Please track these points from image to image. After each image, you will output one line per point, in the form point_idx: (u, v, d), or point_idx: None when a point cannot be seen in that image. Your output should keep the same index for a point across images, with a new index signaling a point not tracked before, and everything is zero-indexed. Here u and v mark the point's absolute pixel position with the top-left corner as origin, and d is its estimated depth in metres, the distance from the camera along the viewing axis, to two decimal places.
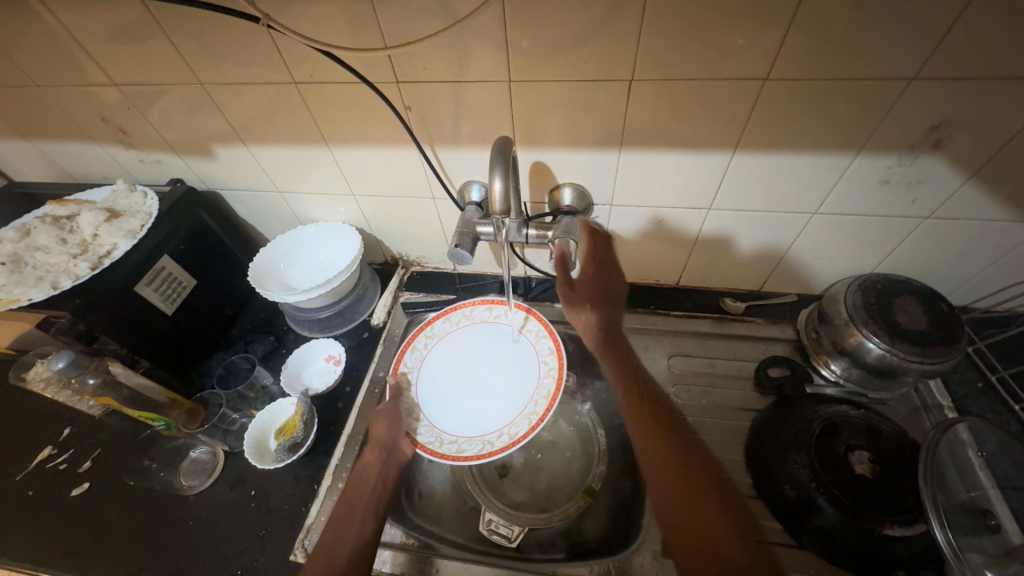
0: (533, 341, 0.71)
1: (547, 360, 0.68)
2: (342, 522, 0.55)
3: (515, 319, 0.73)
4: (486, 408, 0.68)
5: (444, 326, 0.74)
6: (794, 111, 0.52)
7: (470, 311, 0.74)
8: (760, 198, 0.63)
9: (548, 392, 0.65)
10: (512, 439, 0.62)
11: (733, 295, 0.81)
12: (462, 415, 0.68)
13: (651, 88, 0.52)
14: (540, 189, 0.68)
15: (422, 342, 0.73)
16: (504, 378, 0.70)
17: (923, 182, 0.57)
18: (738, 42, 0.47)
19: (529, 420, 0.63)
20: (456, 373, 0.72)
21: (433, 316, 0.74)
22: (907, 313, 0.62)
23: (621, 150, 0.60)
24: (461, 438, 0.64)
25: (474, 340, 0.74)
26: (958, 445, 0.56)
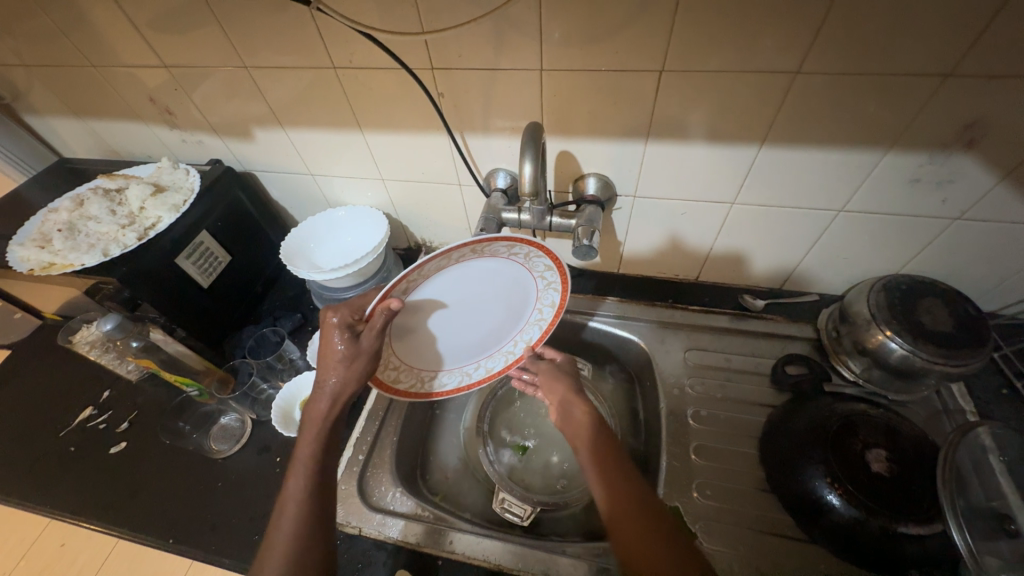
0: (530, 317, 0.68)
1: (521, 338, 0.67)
2: (296, 499, 0.49)
3: (544, 292, 0.67)
4: (452, 332, 0.70)
5: (500, 248, 0.65)
6: (824, 106, 0.52)
7: (530, 255, 0.66)
8: (786, 193, 0.63)
9: (490, 368, 0.67)
10: (437, 389, 0.66)
11: (753, 292, 0.81)
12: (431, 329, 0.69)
13: (680, 79, 0.53)
14: (564, 178, 0.69)
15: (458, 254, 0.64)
16: (487, 321, 0.70)
17: (955, 181, 0.56)
18: (769, 44, 0.48)
19: (459, 379, 0.66)
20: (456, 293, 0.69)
21: (498, 237, 0.61)
22: (932, 314, 0.61)
23: (647, 141, 0.61)
24: (402, 366, 0.66)
25: (498, 274, 0.69)
26: (980, 450, 0.56)
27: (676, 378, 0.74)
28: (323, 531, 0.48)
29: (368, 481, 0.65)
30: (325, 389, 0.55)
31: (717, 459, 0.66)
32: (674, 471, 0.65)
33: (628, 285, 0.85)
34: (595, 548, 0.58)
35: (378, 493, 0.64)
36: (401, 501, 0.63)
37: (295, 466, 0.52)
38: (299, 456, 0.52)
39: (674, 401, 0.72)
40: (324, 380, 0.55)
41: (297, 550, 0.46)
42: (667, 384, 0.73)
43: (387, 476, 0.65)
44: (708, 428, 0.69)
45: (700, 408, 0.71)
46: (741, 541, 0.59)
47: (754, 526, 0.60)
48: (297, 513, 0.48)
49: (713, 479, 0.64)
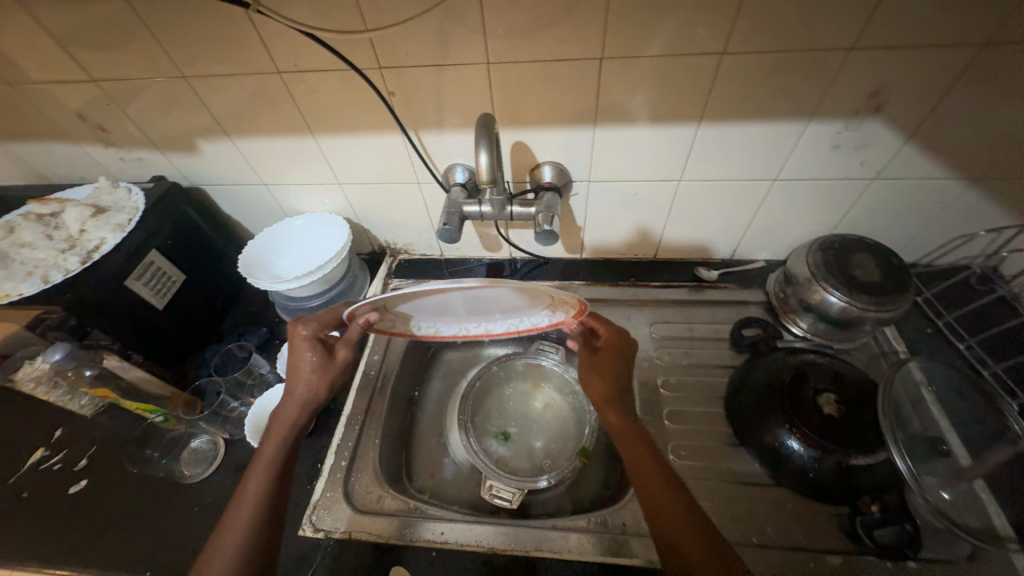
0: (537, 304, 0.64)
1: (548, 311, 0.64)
2: (251, 501, 0.51)
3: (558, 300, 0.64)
4: None
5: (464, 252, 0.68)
6: (751, 83, 0.57)
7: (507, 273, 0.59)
8: (726, 167, 0.68)
9: (536, 322, 0.68)
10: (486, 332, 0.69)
11: (707, 264, 0.86)
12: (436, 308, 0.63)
13: (620, 65, 0.56)
14: (520, 169, 0.71)
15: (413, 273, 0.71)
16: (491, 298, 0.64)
17: (869, 145, 0.62)
18: (704, 33, 0.52)
19: (505, 326, 0.69)
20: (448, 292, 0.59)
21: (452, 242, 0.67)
22: (862, 268, 0.68)
23: (595, 127, 0.64)
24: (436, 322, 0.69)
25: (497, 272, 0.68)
26: (914, 383, 0.63)
27: (644, 351, 0.77)
28: (267, 542, 0.50)
29: (353, 486, 0.64)
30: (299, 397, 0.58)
31: (688, 421, 0.70)
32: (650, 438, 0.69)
33: (592, 268, 0.88)
34: (593, 523, 0.60)
35: (364, 496, 0.63)
36: (388, 501, 0.63)
37: (257, 467, 0.54)
38: (264, 461, 0.54)
39: (644, 373, 0.75)
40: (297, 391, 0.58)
41: (237, 555, 0.48)
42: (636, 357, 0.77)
43: (371, 478, 0.65)
44: (678, 394, 0.73)
45: (669, 376, 0.74)
46: (716, 493, 0.63)
47: (727, 478, 0.64)
48: (249, 517, 0.50)
49: (686, 441, 0.68)
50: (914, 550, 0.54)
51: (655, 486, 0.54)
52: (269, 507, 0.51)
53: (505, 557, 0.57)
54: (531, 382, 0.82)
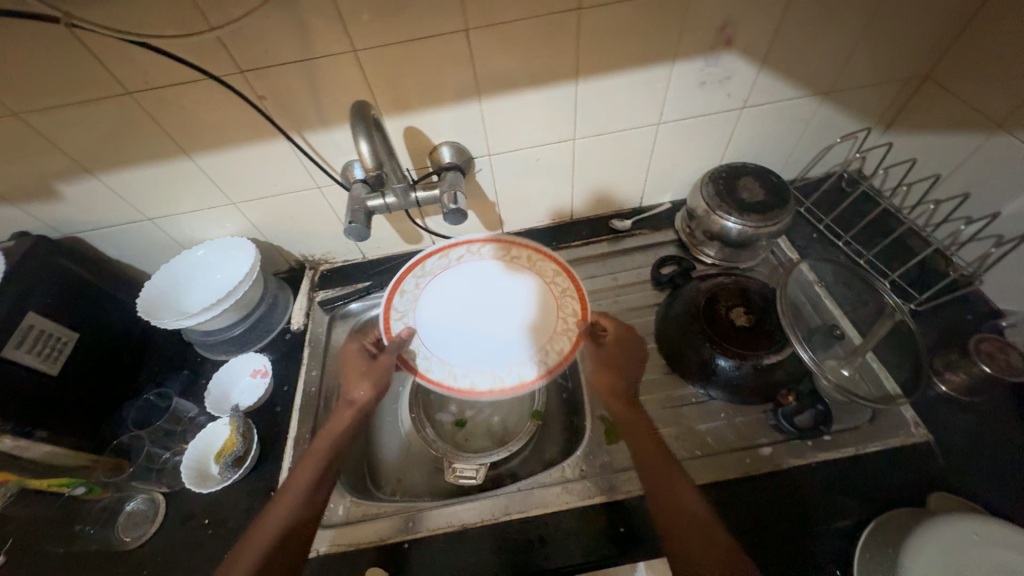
0: (513, 257, 0.79)
1: (526, 338, 0.73)
2: (305, 479, 0.59)
3: (564, 298, 0.75)
4: (475, 339, 0.74)
5: (437, 263, 0.78)
6: (612, 33, 0.59)
7: (509, 246, 0.79)
8: (612, 119, 0.71)
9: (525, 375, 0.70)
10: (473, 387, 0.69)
11: (620, 215, 0.90)
12: (432, 312, 0.75)
13: (487, 34, 0.57)
14: (418, 155, 0.70)
15: (410, 286, 0.76)
16: (494, 290, 0.77)
17: (730, 77, 0.68)
18: None
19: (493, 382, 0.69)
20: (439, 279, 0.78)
21: (426, 254, 0.78)
22: (748, 191, 0.74)
23: (481, 100, 0.64)
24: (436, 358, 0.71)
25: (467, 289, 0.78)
26: (805, 282, 0.73)
27: None
28: (309, 513, 0.57)
29: None
30: (348, 398, 0.67)
31: None
32: None
33: None
34: (561, 476, 0.62)
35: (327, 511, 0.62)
36: (353, 510, 0.62)
37: (314, 450, 0.62)
38: (322, 443, 0.63)
39: None
40: (357, 396, 0.68)
41: (287, 524, 0.55)
42: None
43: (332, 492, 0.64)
44: None
45: None
46: (661, 421, 0.67)
47: (668, 405, 0.69)
48: (300, 492, 0.58)
49: None
50: (827, 426, 0.61)
51: (653, 457, 0.59)
52: (321, 484, 0.60)
53: (482, 529, 0.58)
54: None
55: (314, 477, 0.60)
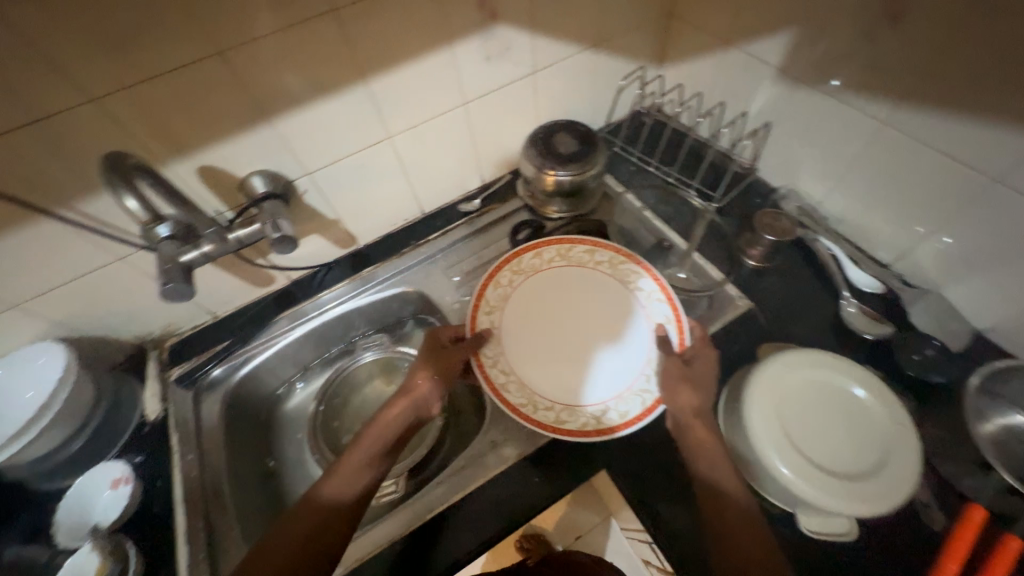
0: (618, 263, 0.73)
1: (590, 359, 0.68)
2: (342, 485, 0.57)
3: (652, 303, 0.69)
4: (563, 368, 0.68)
5: (531, 261, 0.74)
6: (378, 27, 0.60)
7: (614, 261, 0.73)
8: (418, 110, 0.72)
9: (624, 412, 0.62)
10: (558, 423, 0.62)
11: (468, 197, 0.93)
12: (524, 304, 0.72)
13: (244, 53, 0.54)
14: (228, 193, 0.65)
15: (505, 278, 0.72)
16: (604, 303, 0.72)
17: (510, 47, 0.73)
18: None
19: (588, 419, 0.62)
20: (561, 270, 0.74)
21: (520, 249, 0.73)
22: (564, 143, 0.81)
23: (272, 122, 0.62)
24: (513, 380, 0.66)
25: (557, 297, 0.73)
26: (631, 206, 0.85)
27: (452, 297, 0.83)
28: (342, 525, 0.55)
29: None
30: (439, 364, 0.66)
31: None
32: None
33: (377, 251, 0.88)
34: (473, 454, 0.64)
35: None
36: None
37: (358, 451, 0.61)
38: (370, 440, 0.62)
39: (459, 313, 0.81)
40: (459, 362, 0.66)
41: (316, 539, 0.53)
42: (448, 305, 0.82)
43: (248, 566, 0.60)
44: None
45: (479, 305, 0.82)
46: None
47: None
48: (329, 506, 0.56)
49: None
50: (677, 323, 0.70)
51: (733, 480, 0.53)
52: (356, 490, 0.58)
53: (401, 539, 0.58)
54: (383, 379, 0.88)
55: (353, 479, 0.58)
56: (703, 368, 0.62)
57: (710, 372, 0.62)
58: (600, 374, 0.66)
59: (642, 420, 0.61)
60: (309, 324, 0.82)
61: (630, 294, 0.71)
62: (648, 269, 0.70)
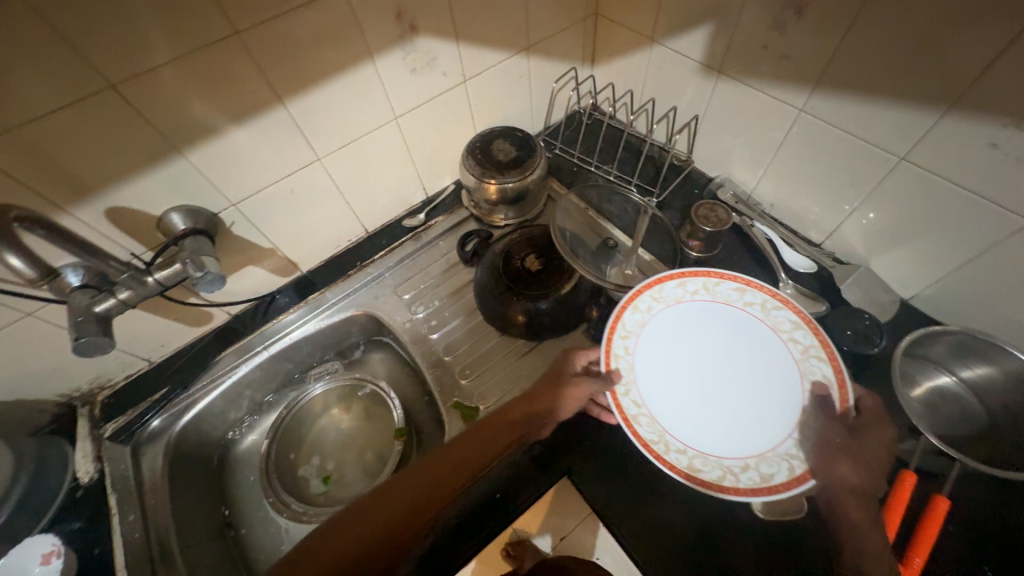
0: (771, 308, 0.60)
1: (731, 408, 0.55)
2: (411, 488, 0.58)
3: (808, 362, 0.56)
4: (709, 424, 0.54)
5: (675, 291, 0.62)
6: (289, 47, 0.57)
7: (768, 306, 0.60)
8: (346, 129, 0.70)
9: (768, 475, 0.49)
10: (705, 480, 0.50)
11: (413, 211, 0.91)
12: (660, 335, 0.60)
13: (141, 85, 0.51)
14: (144, 232, 0.61)
15: (645, 304, 0.61)
16: (749, 353, 0.59)
17: (436, 57, 0.71)
18: (208, 23, 0.51)
19: (723, 476, 0.50)
20: (702, 302, 0.62)
21: (665, 274, 0.62)
22: (501, 151, 0.81)
23: (184, 154, 0.58)
24: (656, 430, 0.54)
25: (700, 343, 0.60)
26: (575, 206, 0.84)
27: (404, 315, 0.81)
28: (397, 521, 0.56)
29: None
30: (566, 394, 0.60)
31: (465, 344, 0.77)
32: (440, 379, 0.74)
33: (322, 275, 0.85)
34: None
35: None
36: None
37: (452, 454, 0.59)
38: (469, 444, 0.60)
39: (413, 331, 0.79)
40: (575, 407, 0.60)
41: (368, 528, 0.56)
42: (401, 324, 0.80)
43: None
44: (446, 329, 0.79)
45: (432, 321, 0.80)
46: (509, 381, 0.72)
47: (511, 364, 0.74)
48: (395, 502, 0.57)
49: (470, 359, 0.75)
50: None
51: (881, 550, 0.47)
52: (428, 495, 0.57)
53: None
54: (341, 407, 0.85)
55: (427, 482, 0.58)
56: (871, 432, 0.52)
57: (885, 455, 0.53)
58: (744, 420, 0.54)
59: (790, 489, 0.48)
60: (254, 360, 0.79)
61: (788, 347, 0.57)
62: (835, 363, 0.54)
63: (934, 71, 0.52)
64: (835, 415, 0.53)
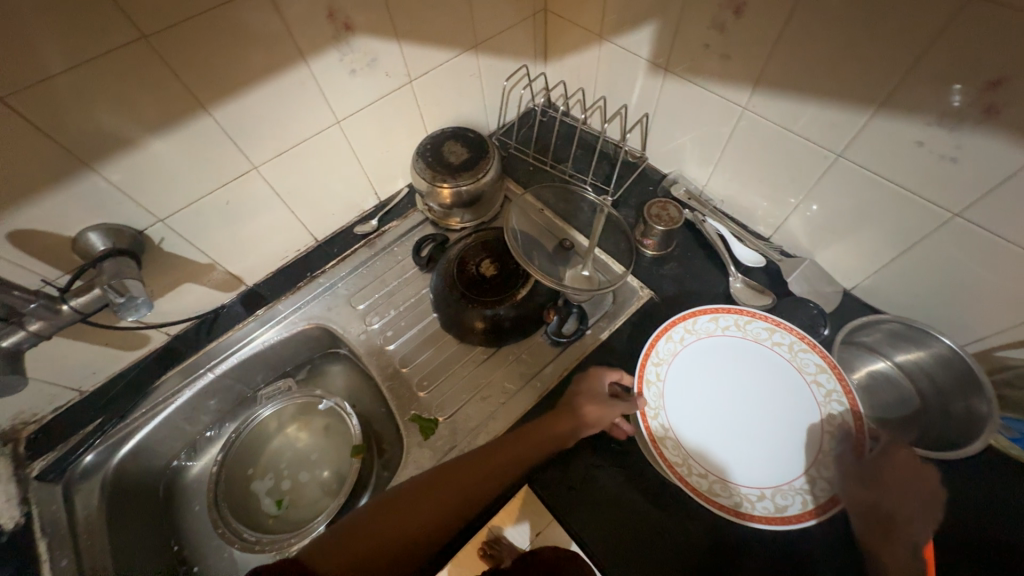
0: (798, 351, 0.62)
1: (747, 440, 0.59)
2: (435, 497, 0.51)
3: (830, 406, 0.59)
4: (730, 450, 0.58)
5: (708, 324, 0.65)
6: (209, 50, 0.53)
7: (796, 348, 0.62)
8: (283, 136, 0.66)
9: (781, 505, 0.53)
10: (720, 503, 0.53)
11: (364, 218, 0.87)
12: (690, 363, 0.63)
13: (34, 96, 0.46)
14: (58, 255, 0.56)
15: (679, 334, 0.64)
16: (772, 386, 0.62)
17: (377, 57, 0.68)
18: (109, 27, 0.46)
19: (738, 502, 0.54)
20: (731, 337, 0.65)
21: (700, 308, 0.65)
22: (453, 154, 0.78)
23: (97, 169, 0.53)
24: (681, 451, 0.57)
25: (729, 376, 0.63)
26: (534, 210, 0.82)
27: (360, 327, 0.78)
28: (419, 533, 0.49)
29: None
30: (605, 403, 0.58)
31: (424, 352, 0.75)
32: (398, 391, 0.72)
33: (269, 288, 0.80)
34: None
35: None
36: None
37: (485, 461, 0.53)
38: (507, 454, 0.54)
39: (369, 343, 0.77)
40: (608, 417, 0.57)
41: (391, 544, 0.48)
42: (356, 336, 0.78)
43: None
44: (404, 338, 0.77)
45: (388, 331, 0.78)
46: (469, 390, 0.70)
47: (470, 372, 0.72)
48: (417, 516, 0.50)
49: (429, 369, 0.73)
50: (584, 322, 0.71)
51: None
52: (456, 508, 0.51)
53: None
54: (297, 425, 0.81)
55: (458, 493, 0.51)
56: (894, 458, 0.53)
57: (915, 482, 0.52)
58: (758, 451, 0.58)
59: (798, 518, 0.52)
60: (198, 383, 0.75)
61: (809, 385, 0.60)
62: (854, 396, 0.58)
63: (865, 70, 0.53)
64: (850, 444, 0.56)
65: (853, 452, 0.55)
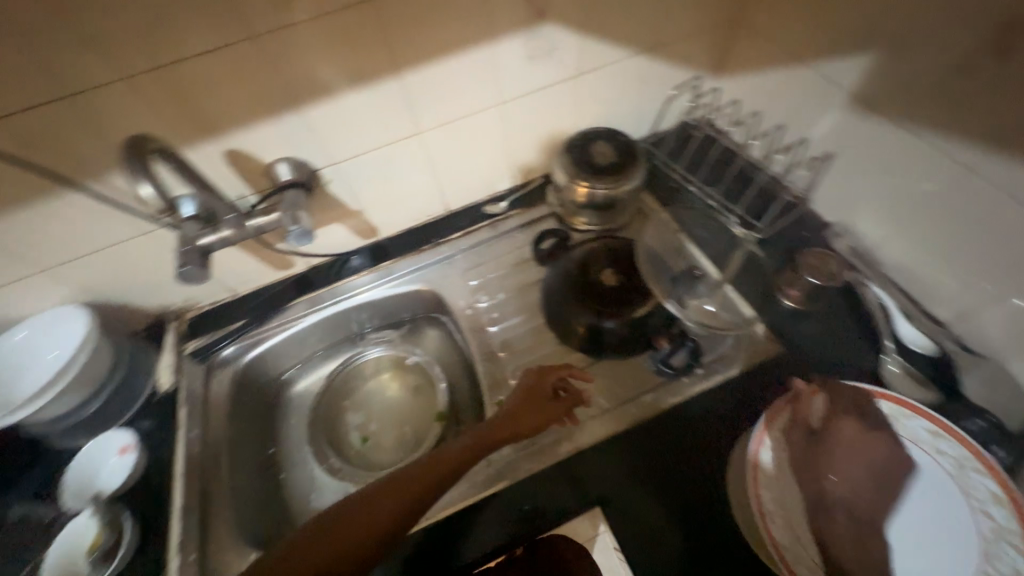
0: (969, 470, 0.52)
1: (874, 549, 0.51)
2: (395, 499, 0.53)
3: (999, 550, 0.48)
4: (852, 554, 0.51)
5: (854, 406, 0.57)
6: (418, 18, 0.57)
7: (965, 465, 0.52)
8: (452, 109, 0.70)
9: None
10: None
11: (494, 198, 0.89)
12: (825, 440, 0.56)
13: (276, 39, 0.53)
14: (252, 177, 0.65)
15: (816, 407, 0.57)
16: (925, 501, 0.52)
17: (556, 48, 0.69)
18: None
19: None
20: (884, 428, 0.56)
21: (848, 385, 0.57)
22: (600, 153, 0.76)
23: (302, 110, 0.61)
24: (790, 536, 0.52)
25: (869, 472, 0.55)
26: (668, 230, 0.79)
27: (467, 301, 0.81)
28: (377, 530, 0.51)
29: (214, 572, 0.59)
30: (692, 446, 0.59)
31: (523, 343, 0.75)
32: (490, 373, 0.73)
33: (396, 245, 0.86)
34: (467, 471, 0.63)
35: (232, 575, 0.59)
36: None
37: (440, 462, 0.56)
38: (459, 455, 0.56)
39: (472, 319, 0.79)
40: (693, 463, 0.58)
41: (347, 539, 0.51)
42: (462, 309, 0.80)
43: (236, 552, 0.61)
44: (507, 324, 0.78)
45: (492, 313, 0.79)
46: None
47: None
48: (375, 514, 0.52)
49: (525, 361, 0.73)
50: (697, 359, 0.66)
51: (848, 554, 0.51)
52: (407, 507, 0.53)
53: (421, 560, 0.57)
54: (392, 374, 0.87)
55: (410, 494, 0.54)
56: (838, 435, 0.56)
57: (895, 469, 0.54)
58: (885, 566, 0.50)
59: None
60: (322, 312, 0.82)
61: (866, 423, 0.57)
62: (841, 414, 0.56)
63: None
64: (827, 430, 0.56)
65: (805, 432, 0.56)
